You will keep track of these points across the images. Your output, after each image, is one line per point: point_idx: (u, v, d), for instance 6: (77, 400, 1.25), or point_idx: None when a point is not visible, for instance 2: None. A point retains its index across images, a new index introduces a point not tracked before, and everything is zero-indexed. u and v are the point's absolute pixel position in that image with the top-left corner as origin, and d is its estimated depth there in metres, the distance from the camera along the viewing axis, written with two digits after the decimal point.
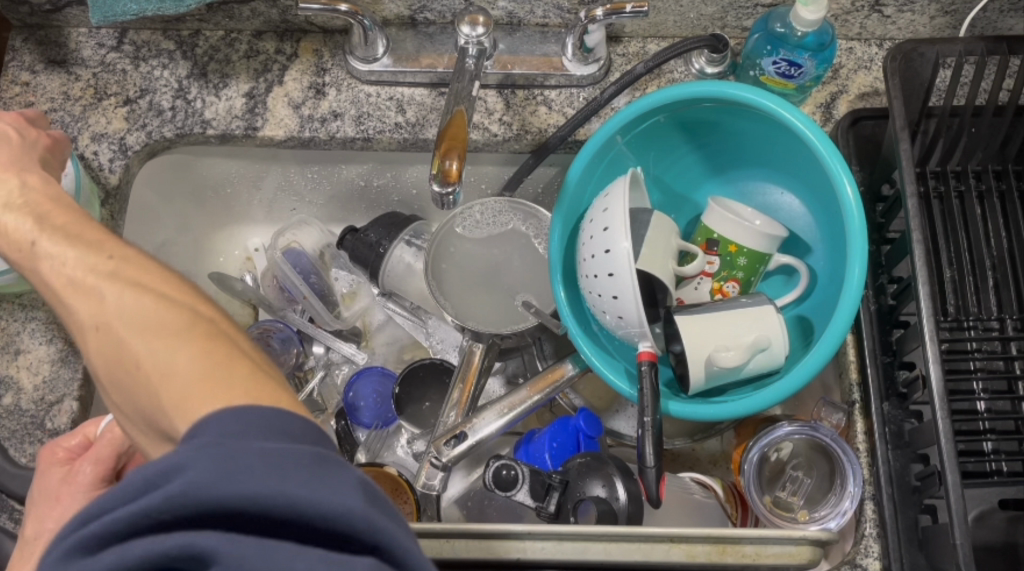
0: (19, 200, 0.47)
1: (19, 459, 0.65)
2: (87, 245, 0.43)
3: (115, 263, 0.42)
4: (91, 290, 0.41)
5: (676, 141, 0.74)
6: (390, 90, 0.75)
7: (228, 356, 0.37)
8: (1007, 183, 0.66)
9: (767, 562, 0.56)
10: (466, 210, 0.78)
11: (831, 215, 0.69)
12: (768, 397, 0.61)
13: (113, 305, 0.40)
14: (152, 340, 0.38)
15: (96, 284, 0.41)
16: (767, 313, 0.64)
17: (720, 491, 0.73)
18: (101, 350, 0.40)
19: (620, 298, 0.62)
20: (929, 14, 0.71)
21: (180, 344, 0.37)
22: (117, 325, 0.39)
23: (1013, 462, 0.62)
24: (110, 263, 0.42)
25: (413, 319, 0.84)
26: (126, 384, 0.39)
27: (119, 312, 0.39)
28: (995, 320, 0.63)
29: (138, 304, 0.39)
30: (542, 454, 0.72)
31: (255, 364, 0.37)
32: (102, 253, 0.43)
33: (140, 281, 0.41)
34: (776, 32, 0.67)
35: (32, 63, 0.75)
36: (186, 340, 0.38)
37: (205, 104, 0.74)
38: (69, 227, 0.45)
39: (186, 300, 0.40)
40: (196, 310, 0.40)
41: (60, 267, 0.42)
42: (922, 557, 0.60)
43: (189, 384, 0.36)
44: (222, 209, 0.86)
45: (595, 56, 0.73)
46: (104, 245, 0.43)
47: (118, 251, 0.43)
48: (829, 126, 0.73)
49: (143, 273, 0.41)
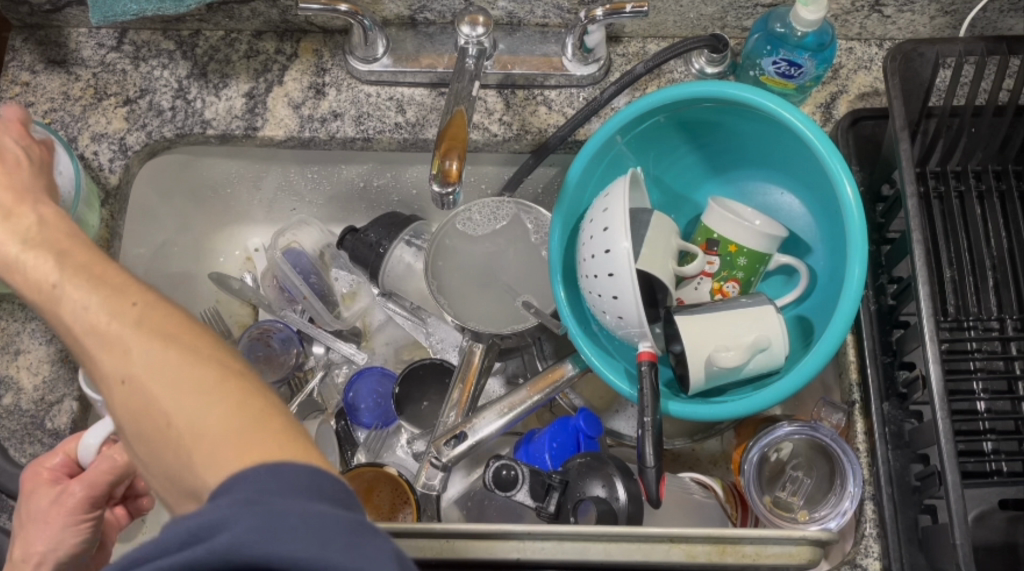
0: (36, 235, 0.45)
1: (19, 460, 0.65)
2: (110, 288, 0.42)
3: (139, 310, 0.41)
4: (117, 343, 0.40)
5: (676, 141, 0.74)
6: (390, 90, 0.75)
7: (265, 412, 0.38)
8: (1007, 183, 0.66)
9: (767, 562, 0.56)
10: (466, 210, 0.78)
11: (831, 215, 0.69)
12: (768, 397, 0.61)
13: (140, 357, 0.39)
14: (184, 396, 0.37)
15: (121, 334, 0.40)
16: (767, 313, 0.64)
17: (720, 491, 0.73)
18: (126, 403, 0.39)
19: (620, 298, 0.62)
20: (929, 14, 0.71)
21: (212, 402, 0.37)
22: (145, 379, 0.38)
23: (1013, 462, 0.62)
24: (134, 308, 0.41)
25: (413, 319, 0.84)
26: (153, 436, 0.38)
27: (146, 366, 0.39)
28: (995, 320, 0.63)
29: (165, 357, 0.39)
30: (541, 453, 0.72)
31: (288, 422, 0.37)
32: (125, 298, 0.41)
33: (166, 331, 0.40)
34: (776, 32, 0.67)
35: (32, 63, 0.75)
36: (216, 397, 0.37)
37: (205, 104, 0.74)
38: (90, 267, 0.43)
39: (213, 352, 0.40)
40: (224, 362, 0.40)
41: (83, 313, 0.41)
42: (922, 557, 0.60)
43: (225, 443, 0.36)
44: (222, 209, 0.86)
45: (595, 56, 0.73)
46: (127, 289, 0.42)
47: (143, 298, 0.42)
48: (829, 126, 0.72)
49: (168, 322, 0.41)
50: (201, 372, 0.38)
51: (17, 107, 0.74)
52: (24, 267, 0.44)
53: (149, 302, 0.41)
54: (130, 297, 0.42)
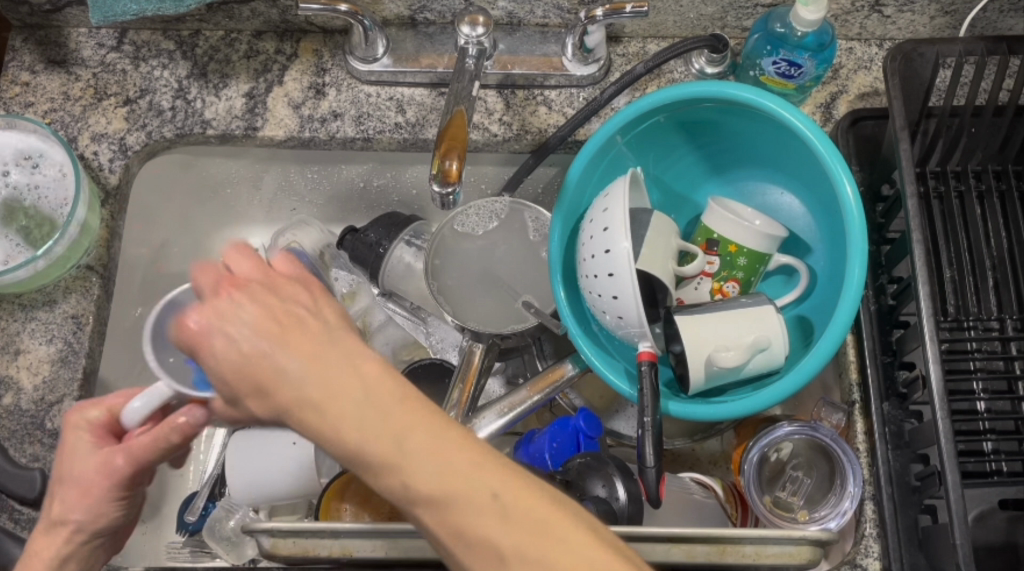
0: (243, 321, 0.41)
1: (19, 459, 0.65)
2: (327, 377, 0.40)
3: (383, 392, 0.40)
4: (377, 431, 0.39)
5: (676, 141, 0.74)
6: (390, 90, 0.75)
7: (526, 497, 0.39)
8: (1007, 183, 0.66)
9: (767, 562, 0.57)
10: (464, 211, 0.78)
11: (832, 215, 0.69)
12: (768, 397, 0.61)
13: (409, 442, 0.39)
14: (466, 484, 0.38)
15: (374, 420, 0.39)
16: (767, 313, 0.64)
17: (720, 491, 0.73)
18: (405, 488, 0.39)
19: (620, 298, 0.62)
20: (929, 14, 0.71)
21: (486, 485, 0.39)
22: (417, 464, 0.39)
23: (1013, 462, 0.62)
24: (371, 392, 0.40)
25: (413, 319, 0.84)
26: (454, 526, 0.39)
27: (414, 451, 0.39)
28: (995, 320, 0.63)
29: (417, 438, 0.39)
30: (542, 453, 0.72)
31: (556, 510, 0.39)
32: (342, 385, 0.40)
33: (403, 416, 0.39)
34: (776, 32, 0.67)
35: (32, 63, 0.75)
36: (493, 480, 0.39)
37: (205, 104, 0.74)
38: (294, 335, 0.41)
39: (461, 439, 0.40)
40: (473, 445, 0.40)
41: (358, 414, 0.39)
42: (922, 557, 0.60)
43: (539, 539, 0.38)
44: (222, 209, 0.86)
45: (595, 57, 0.73)
46: (345, 376, 0.40)
47: (314, 345, 0.41)
48: (829, 127, 0.72)
49: (405, 406, 0.40)
50: (412, 416, 0.40)
51: (17, 107, 0.74)
52: (269, 356, 0.40)
53: (314, 344, 0.41)
54: (304, 350, 0.40)
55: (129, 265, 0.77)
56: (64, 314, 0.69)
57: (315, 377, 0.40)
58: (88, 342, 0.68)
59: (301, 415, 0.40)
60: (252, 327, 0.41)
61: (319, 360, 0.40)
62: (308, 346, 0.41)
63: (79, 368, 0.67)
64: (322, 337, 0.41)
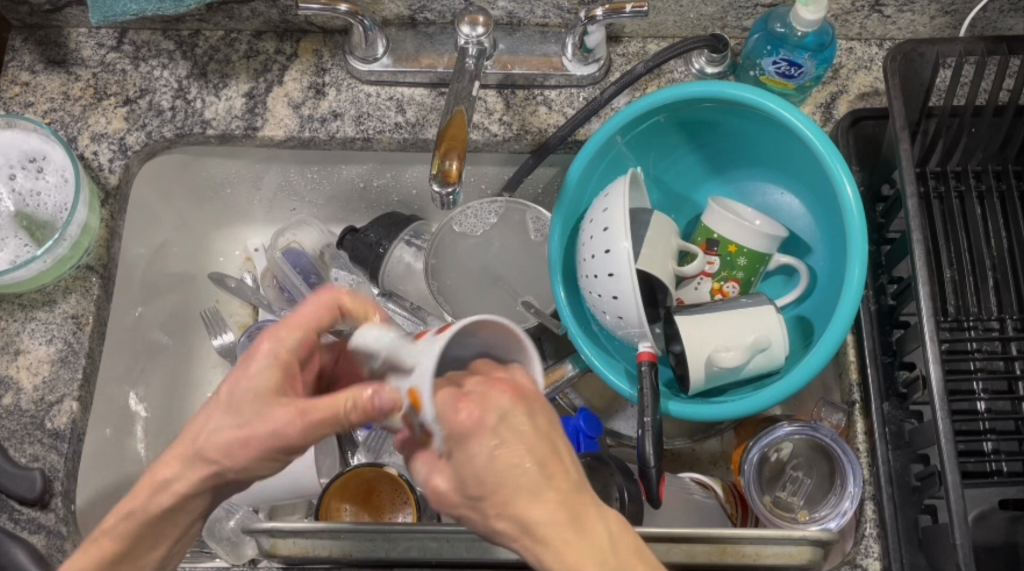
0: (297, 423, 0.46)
1: (19, 460, 0.65)
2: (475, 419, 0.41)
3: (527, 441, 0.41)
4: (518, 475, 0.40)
5: (676, 142, 0.74)
6: (390, 90, 0.75)
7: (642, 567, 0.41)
8: (1007, 183, 0.66)
9: (767, 562, 0.57)
10: (462, 212, 0.78)
11: (832, 215, 0.69)
12: (768, 397, 0.61)
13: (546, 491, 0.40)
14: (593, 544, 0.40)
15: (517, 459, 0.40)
16: (767, 313, 0.64)
17: (720, 491, 0.73)
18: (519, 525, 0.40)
19: (620, 298, 0.62)
20: (929, 14, 0.71)
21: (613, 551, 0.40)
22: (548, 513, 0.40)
23: (1013, 462, 0.62)
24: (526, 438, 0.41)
25: (413, 319, 0.79)
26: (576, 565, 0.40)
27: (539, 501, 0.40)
28: (995, 320, 0.63)
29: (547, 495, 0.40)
30: None
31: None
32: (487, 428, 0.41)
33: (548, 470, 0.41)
34: (776, 32, 0.67)
35: (32, 63, 0.75)
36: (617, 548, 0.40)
37: (205, 103, 0.74)
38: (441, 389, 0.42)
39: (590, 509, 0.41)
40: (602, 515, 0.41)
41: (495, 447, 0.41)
42: (922, 557, 0.60)
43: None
44: (223, 209, 0.86)
45: (595, 57, 0.73)
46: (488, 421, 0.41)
47: (568, 489, 0.41)
48: (829, 127, 0.72)
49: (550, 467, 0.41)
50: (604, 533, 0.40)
51: (17, 107, 0.74)
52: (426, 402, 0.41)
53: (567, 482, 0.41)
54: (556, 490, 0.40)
55: (129, 265, 0.77)
56: (63, 314, 0.69)
57: (551, 515, 0.40)
58: (88, 342, 0.68)
59: (534, 549, 0.40)
60: (481, 434, 0.41)
61: (565, 504, 0.40)
62: (551, 480, 0.40)
63: (79, 368, 0.67)
64: (564, 476, 0.41)
